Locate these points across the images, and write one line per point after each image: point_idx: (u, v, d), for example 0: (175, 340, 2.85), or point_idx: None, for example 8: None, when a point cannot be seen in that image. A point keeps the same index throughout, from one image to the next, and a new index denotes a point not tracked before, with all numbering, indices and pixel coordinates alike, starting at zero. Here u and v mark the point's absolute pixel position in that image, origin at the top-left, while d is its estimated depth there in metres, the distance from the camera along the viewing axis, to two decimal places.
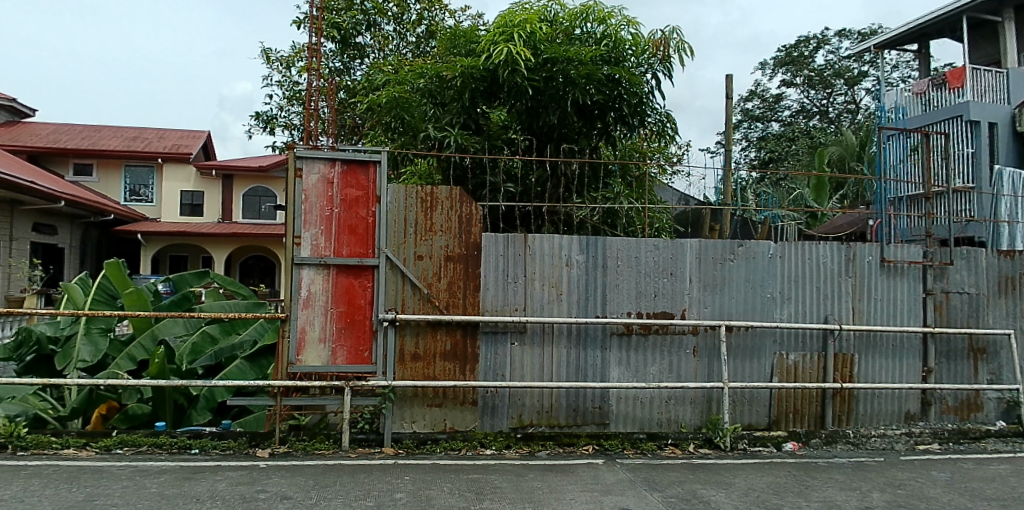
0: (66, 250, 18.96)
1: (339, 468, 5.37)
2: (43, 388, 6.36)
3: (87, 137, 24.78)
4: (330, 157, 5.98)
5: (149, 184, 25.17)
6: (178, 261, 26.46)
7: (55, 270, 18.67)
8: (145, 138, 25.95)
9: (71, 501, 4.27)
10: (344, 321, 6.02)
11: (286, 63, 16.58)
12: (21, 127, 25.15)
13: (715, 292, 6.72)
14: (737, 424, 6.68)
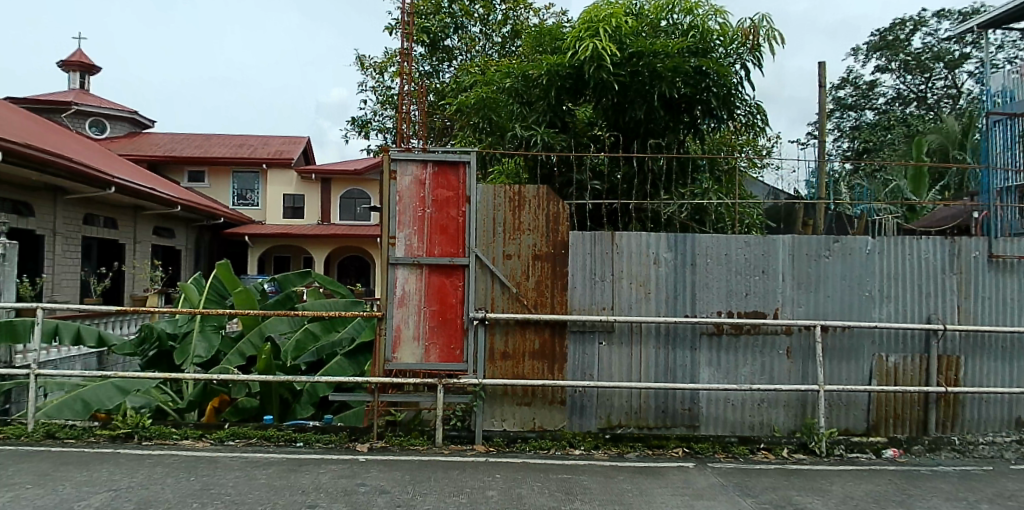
0: (183, 252, 20.32)
1: (433, 464, 5.48)
2: (165, 381, 6.79)
3: (196, 146, 26.45)
4: (422, 159, 6.10)
5: (254, 190, 26.67)
6: (281, 262, 27.81)
7: (174, 270, 20.05)
8: (249, 144, 27.45)
9: (190, 490, 4.56)
10: (437, 320, 6.11)
11: (377, 68, 17.11)
12: (141, 137, 27.19)
13: (811, 290, 6.40)
14: (834, 428, 6.35)
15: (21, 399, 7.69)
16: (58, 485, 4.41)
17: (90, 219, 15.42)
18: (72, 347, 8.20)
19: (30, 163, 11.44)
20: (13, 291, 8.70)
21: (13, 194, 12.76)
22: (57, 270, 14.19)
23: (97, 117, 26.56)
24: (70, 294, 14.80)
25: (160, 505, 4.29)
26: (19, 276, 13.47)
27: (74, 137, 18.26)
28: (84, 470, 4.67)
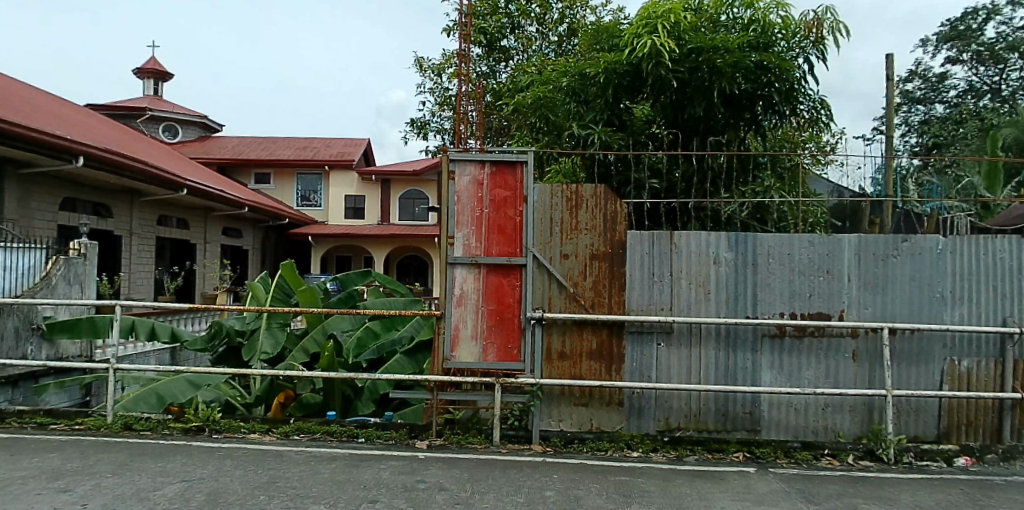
0: (250, 251, 21.04)
1: (491, 463, 5.50)
2: (234, 376, 7.04)
3: (261, 149, 27.35)
4: (480, 159, 6.13)
5: (317, 190, 27.37)
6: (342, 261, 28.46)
7: (242, 269, 20.80)
8: (312, 147, 28.20)
9: (258, 482, 4.70)
10: (495, 319, 6.13)
11: (436, 70, 17.29)
12: (211, 140, 28.31)
13: (878, 291, 6.14)
14: (902, 435, 6.07)
15: (101, 391, 8.19)
16: (135, 474, 4.60)
17: (164, 220, 16.20)
18: (147, 342, 8.62)
19: (108, 167, 12.03)
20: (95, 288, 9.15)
21: (94, 197, 13.50)
22: (134, 270, 14.90)
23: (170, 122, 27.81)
24: (146, 292, 15.53)
25: (229, 496, 4.43)
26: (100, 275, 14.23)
27: (149, 142, 19.16)
28: (159, 460, 4.85)
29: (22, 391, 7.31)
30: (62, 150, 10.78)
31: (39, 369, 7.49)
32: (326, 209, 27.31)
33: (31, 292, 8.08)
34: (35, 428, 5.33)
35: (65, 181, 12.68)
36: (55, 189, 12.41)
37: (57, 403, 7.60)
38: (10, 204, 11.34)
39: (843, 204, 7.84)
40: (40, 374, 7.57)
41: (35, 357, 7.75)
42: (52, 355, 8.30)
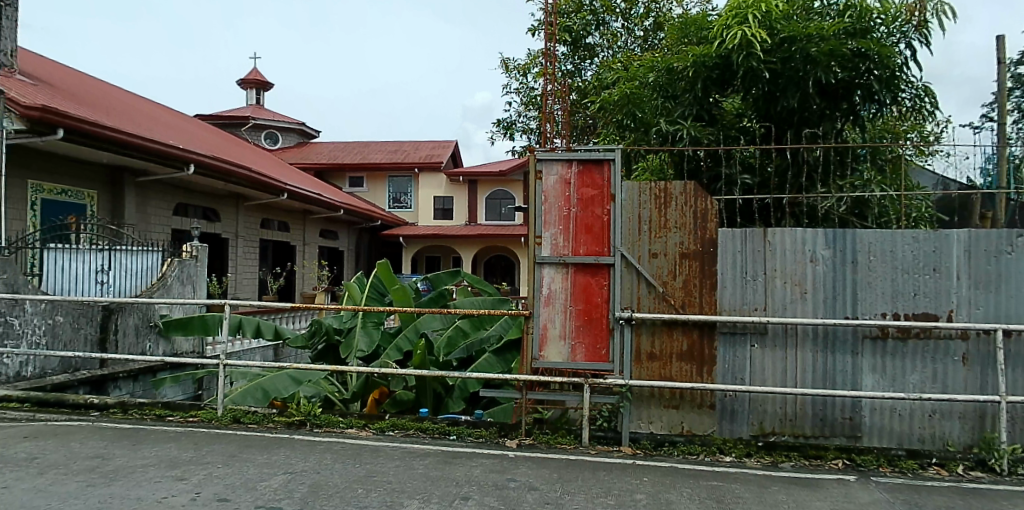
0: (345, 252, 21.85)
1: (581, 464, 5.45)
2: (332, 373, 7.27)
3: (353, 153, 28.36)
4: (567, 158, 6.09)
5: (408, 192, 28.06)
6: (433, 262, 28.98)
7: (338, 270, 21.65)
8: (404, 150, 28.99)
9: (356, 476, 4.85)
10: (583, 319, 6.08)
11: (522, 70, 17.34)
12: (307, 146, 29.67)
13: (990, 290, 5.70)
14: (1019, 446, 5.61)
15: (212, 386, 8.73)
16: (243, 465, 4.83)
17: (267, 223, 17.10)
18: (251, 339, 9.15)
19: (214, 173, 12.75)
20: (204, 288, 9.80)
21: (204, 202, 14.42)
22: (240, 271, 15.74)
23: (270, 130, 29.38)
24: (251, 292, 16.39)
25: (329, 489, 4.60)
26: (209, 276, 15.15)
27: (251, 148, 20.28)
28: (265, 452, 5.07)
29: (142, 385, 7.89)
30: (175, 158, 11.55)
31: (157, 364, 8.06)
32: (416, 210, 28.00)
33: (150, 293, 8.73)
34: (154, 419, 5.66)
35: (178, 187, 13.60)
36: (168, 195, 13.32)
37: (173, 396, 8.15)
38: (130, 210, 12.25)
39: (948, 196, 7.30)
40: (158, 369, 8.14)
41: (152, 353, 8.38)
42: (169, 351, 8.90)
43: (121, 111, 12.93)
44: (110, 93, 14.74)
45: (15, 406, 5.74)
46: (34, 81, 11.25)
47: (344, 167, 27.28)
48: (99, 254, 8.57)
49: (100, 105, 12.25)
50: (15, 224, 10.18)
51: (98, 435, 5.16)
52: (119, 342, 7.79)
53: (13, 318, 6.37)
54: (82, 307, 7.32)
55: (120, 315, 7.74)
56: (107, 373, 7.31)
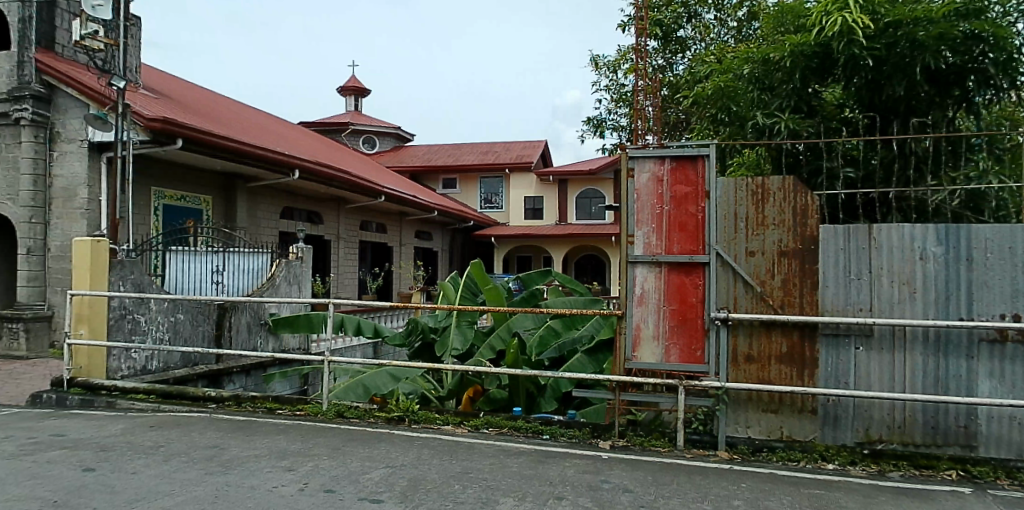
0: (439, 253, 22.47)
1: (675, 468, 5.34)
2: (428, 371, 7.39)
3: (445, 155, 29.02)
4: (659, 155, 5.99)
5: (500, 192, 28.52)
6: (525, 262, 29.07)
7: (433, 270, 22.29)
8: (496, 151, 29.40)
9: (452, 472, 4.93)
10: (677, 319, 5.94)
11: (612, 66, 17.03)
12: (402, 149, 30.65)
13: None
14: None
15: (316, 381, 9.12)
16: (346, 458, 5.01)
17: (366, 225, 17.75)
18: (352, 337, 9.53)
19: (319, 179, 13.37)
20: (310, 287, 10.16)
21: (309, 205, 15.10)
22: (342, 271, 16.49)
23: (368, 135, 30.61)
24: (351, 291, 17.05)
25: (426, 484, 4.70)
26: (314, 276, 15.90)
27: (348, 150, 21.09)
28: (366, 446, 5.24)
29: (253, 380, 8.37)
30: (280, 164, 12.13)
31: (267, 360, 8.53)
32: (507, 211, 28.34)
33: (260, 292, 9.20)
34: (265, 412, 5.96)
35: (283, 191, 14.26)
36: (275, 199, 14.01)
37: (281, 390, 8.58)
38: (242, 215, 12.99)
39: None
40: (268, 364, 8.60)
41: (263, 349, 8.83)
42: (278, 348, 9.35)
43: (230, 120, 13.73)
44: (221, 103, 15.70)
45: (142, 397, 6.18)
46: (156, 95, 12.14)
47: (438, 168, 28.06)
48: (214, 256, 9.12)
49: (211, 114, 13.05)
50: (141, 228, 11.01)
51: (216, 426, 5.49)
52: (233, 338, 8.27)
53: (140, 315, 6.89)
54: (200, 305, 7.84)
55: (234, 313, 8.22)
56: (222, 367, 7.78)
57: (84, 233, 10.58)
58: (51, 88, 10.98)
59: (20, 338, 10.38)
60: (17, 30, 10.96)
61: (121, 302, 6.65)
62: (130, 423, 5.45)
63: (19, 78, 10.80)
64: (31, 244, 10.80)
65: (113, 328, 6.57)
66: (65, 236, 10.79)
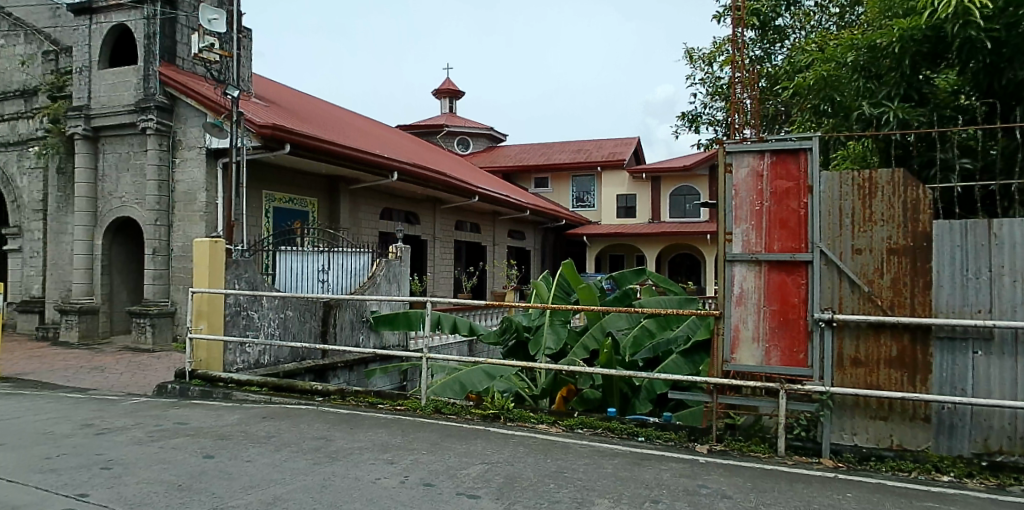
0: (532, 252, 22.87)
1: (776, 475, 5.14)
2: (523, 370, 7.39)
3: (537, 154, 29.29)
4: (759, 149, 5.78)
5: (592, 191, 28.53)
6: (615, 261, 28.70)
7: (526, 270, 22.59)
8: (588, 149, 29.49)
9: (547, 470, 4.94)
10: (779, 320, 5.71)
11: (709, 59, 16.41)
12: (494, 149, 31.14)
13: None
14: None
15: (414, 377, 9.39)
16: (445, 453, 5.11)
17: (460, 225, 18.35)
18: (449, 334, 9.72)
19: (415, 180, 13.88)
20: (408, 285, 10.32)
21: (406, 206, 15.74)
22: (437, 271, 17.12)
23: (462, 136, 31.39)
24: (448, 290, 17.62)
25: (522, 482, 4.73)
26: (412, 275, 16.53)
27: (439, 150, 21.58)
28: (463, 442, 5.33)
29: (355, 376, 8.61)
30: (381, 167, 12.65)
31: (368, 356, 8.74)
32: (600, 210, 28.19)
33: (361, 290, 9.37)
34: (368, 407, 6.17)
35: (380, 192, 14.80)
36: (372, 199, 14.60)
37: (381, 385, 8.88)
38: (345, 216, 13.70)
39: None
40: (370, 360, 8.82)
41: (365, 345, 9.12)
42: (379, 345, 9.61)
43: (328, 122, 14.33)
44: (322, 107, 16.39)
45: (255, 390, 6.53)
46: (266, 103, 12.86)
47: (530, 167, 28.31)
48: (319, 255, 9.53)
49: (313, 119, 13.65)
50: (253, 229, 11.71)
51: (323, 418, 5.72)
52: (337, 334, 8.60)
53: (253, 311, 7.28)
54: (307, 303, 8.21)
55: (338, 310, 8.55)
56: (327, 363, 8.10)
57: (204, 234, 11.28)
58: (173, 99, 11.81)
59: (148, 332, 11.25)
60: (143, 46, 11.83)
61: (236, 299, 7.03)
62: (246, 413, 5.78)
63: (145, 90, 11.66)
64: (157, 245, 11.59)
65: (230, 323, 6.98)
66: (185, 237, 11.56)
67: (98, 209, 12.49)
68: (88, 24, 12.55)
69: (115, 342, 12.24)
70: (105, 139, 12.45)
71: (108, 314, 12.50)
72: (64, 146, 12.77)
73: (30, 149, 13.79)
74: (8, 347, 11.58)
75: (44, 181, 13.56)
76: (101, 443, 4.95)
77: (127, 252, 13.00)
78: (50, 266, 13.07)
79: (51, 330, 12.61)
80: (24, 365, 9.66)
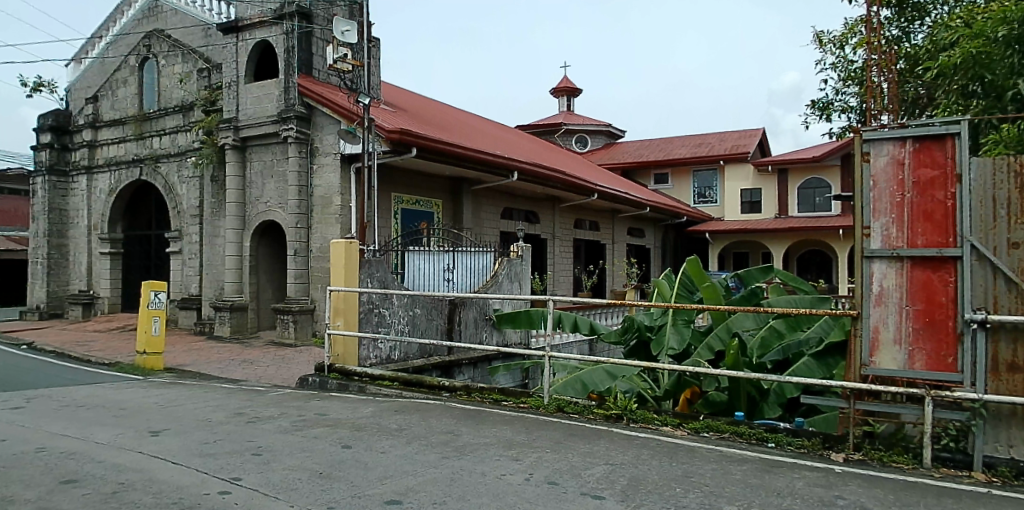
0: (652, 250, 22.68)
1: (920, 488, 4.72)
2: (645, 371, 7.32)
3: (656, 150, 29.01)
4: (900, 136, 5.31)
5: (714, 186, 27.57)
6: (737, 258, 27.70)
7: (647, 269, 22.34)
8: (709, 143, 28.72)
9: (673, 475, 4.84)
10: (923, 321, 5.24)
11: (840, 41, 15.37)
12: (609, 146, 31.07)
13: None
14: None
15: (536, 375, 9.53)
16: (568, 452, 5.13)
17: (578, 223, 18.40)
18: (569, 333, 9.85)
19: (534, 179, 14.05)
20: (529, 283, 10.32)
21: (526, 206, 16.05)
22: (556, 269, 17.28)
23: (580, 134, 31.56)
24: (568, 288, 17.78)
25: (647, 484, 4.65)
26: (533, 274, 16.79)
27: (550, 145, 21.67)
28: (587, 442, 5.33)
29: (480, 373, 8.85)
30: (502, 167, 12.97)
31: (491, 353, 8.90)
32: (723, 203, 27.24)
33: (484, 289, 9.60)
34: (493, 403, 6.31)
35: (500, 192, 15.16)
36: (490, 199, 14.95)
37: (504, 382, 9.04)
38: (467, 215, 14.15)
39: None
40: (493, 357, 8.99)
41: (488, 343, 9.33)
42: (501, 343, 9.80)
43: (446, 122, 14.75)
44: (441, 109, 16.91)
45: (388, 384, 6.83)
46: (393, 108, 13.43)
47: (651, 163, 28.02)
48: (444, 255, 9.87)
49: (431, 119, 14.06)
50: (382, 229, 12.24)
51: (451, 414, 5.92)
52: (462, 331, 8.84)
53: (384, 309, 7.64)
54: (435, 301, 8.50)
55: (462, 309, 8.79)
56: (452, 359, 8.33)
57: (338, 236, 11.92)
58: (311, 109, 12.58)
59: (290, 327, 12.02)
60: (283, 60, 12.69)
61: (369, 297, 7.43)
62: (379, 407, 6.06)
63: (287, 102, 12.51)
64: (298, 246, 12.38)
65: (364, 320, 7.37)
66: (321, 238, 12.27)
67: (245, 214, 13.47)
68: (235, 42, 13.57)
69: (261, 336, 13.18)
70: (251, 148, 13.42)
71: (255, 310, 13.46)
72: (216, 156, 13.88)
73: (188, 159, 15.13)
74: (173, 341, 12.80)
75: (200, 189, 14.79)
76: (252, 431, 5.37)
77: (271, 253, 13.89)
78: (206, 267, 14.31)
79: (207, 325, 13.78)
80: (183, 357, 10.62)
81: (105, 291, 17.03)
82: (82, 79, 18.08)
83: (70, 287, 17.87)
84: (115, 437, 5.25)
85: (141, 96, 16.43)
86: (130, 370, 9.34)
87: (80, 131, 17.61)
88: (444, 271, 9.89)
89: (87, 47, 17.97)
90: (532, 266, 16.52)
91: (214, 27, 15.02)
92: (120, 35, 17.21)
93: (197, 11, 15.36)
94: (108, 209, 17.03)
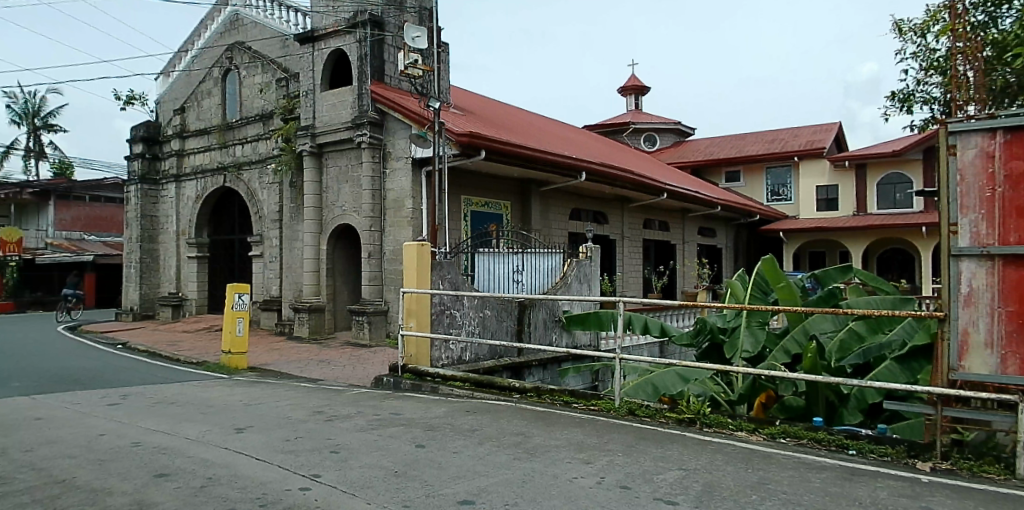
0: (724, 250, 22.23)
1: (1014, 500, 4.44)
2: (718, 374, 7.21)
3: (727, 148, 28.45)
4: (990, 127, 4.98)
5: (788, 183, 26.89)
6: (813, 258, 26.84)
7: (718, 269, 21.93)
8: (782, 139, 27.97)
9: (749, 481, 4.74)
10: (1018, 323, 4.89)
11: (922, 27, 14.48)
12: (677, 145, 30.69)
13: None
14: None
15: (605, 377, 9.53)
16: (640, 456, 5.10)
17: (647, 223, 18.22)
18: (639, 335, 9.80)
19: (603, 179, 13.97)
20: (598, 284, 10.28)
21: (595, 206, 16.00)
22: (625, 270, 17.14)
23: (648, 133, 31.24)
24: (637, 289, 17.60)
25: (723, 490, 4.58)
26: (602, 275, 16.70)
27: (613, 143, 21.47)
28: (660, 446, 5.29)
29: (549, 374, 8.89)
30: (571, 167, 12.95)
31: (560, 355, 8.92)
32: (798, 203, 26.50)
33: (553, 290, 9.62)
34: (563, 405, 6.32)
35: (567, 192, 15.14)
36: (558, 200, 14.95)
37: (574, 384, 9.05)
38: (536, 217, 14.21)
39: None
40: (562, 359, 9.00)
41: (557, 345, 9.34)
42: (571, 344, 9.80)
43: (515, 124, 14.84)
44: (508, 111, 17.01)
45: (459, 384, 6.94)
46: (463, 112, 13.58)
47: (720, 160, 27.47)
48: (513, 256, 9.94)
49: (500, 122, 14.17)
50: (452, 231, 12.42)
51: (522, 416, 5.96)
52: (531, 333, 8.88)
53: (455, 310, 7.78)
54: (504, 302, 8.57)
55: (531, 310, 8.82)
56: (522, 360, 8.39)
57: (410, 238, 12.13)
58: (383, 114, 12.82)
59: (365, 328, 12.34)
60: (357, 67, 12.99)
61: (440, 298, 7.57)
62: (452, 407, 6.17)
63: (360, 107, 12.82)
64: (372, 249, 12.69)
65: (435, 321, 7.51)
66: (393, 241, 12.53)
67: (322, 217, 13.90)
68: (311, 52, 13.96)
69: (338, 337, 13.59)
70: (327, 154, 13.79)
71: (332, 312, 13.86)
72: (294, 162, 14.36)
73: (267, 166, 15.72)
74: (256, 341, 13.33)
75: (280, 194, 15.35)
76: (330, 429, 5.55)
77: (347, 256, 14.27)
78: (286, 270, 14.83)
79: (287, 325, 14.29)
80: (264, 357, 11.03)
81: (193, 293, 17.89)
82: (171, 92, 19.02)
83: (160, 289, 18.82)
84: (202, 433, 5.52)
85: (224, 106, 17.15)
86: (216, 369, 9.79)
87: (169, 141, 18.54)
88: (514, 273, 9.96)
89: (174, 61, 18.87)
90: (601, 267, 16.43)
91: (291, 37, 15.58)
92: (204, 48, 18.00)
93: (275, 22, 15.90)
94: (195, 215, 17.88)
